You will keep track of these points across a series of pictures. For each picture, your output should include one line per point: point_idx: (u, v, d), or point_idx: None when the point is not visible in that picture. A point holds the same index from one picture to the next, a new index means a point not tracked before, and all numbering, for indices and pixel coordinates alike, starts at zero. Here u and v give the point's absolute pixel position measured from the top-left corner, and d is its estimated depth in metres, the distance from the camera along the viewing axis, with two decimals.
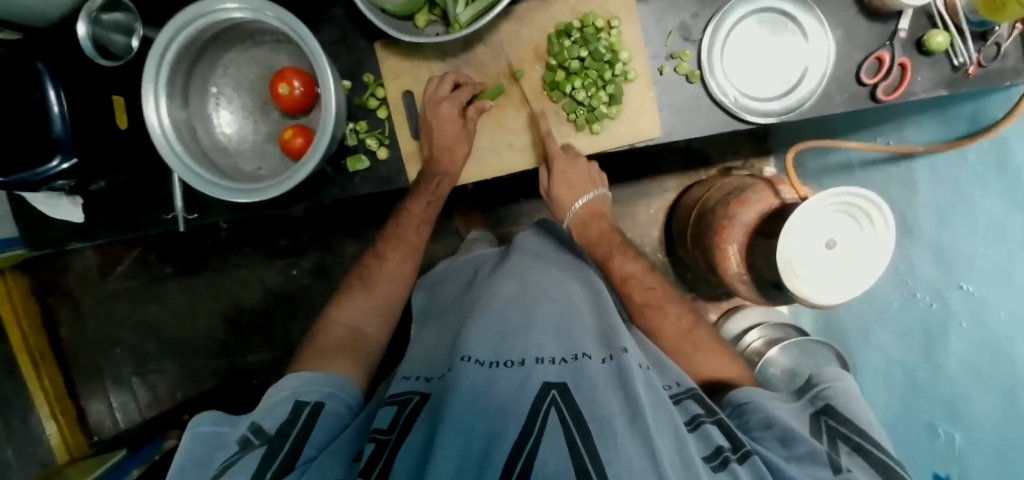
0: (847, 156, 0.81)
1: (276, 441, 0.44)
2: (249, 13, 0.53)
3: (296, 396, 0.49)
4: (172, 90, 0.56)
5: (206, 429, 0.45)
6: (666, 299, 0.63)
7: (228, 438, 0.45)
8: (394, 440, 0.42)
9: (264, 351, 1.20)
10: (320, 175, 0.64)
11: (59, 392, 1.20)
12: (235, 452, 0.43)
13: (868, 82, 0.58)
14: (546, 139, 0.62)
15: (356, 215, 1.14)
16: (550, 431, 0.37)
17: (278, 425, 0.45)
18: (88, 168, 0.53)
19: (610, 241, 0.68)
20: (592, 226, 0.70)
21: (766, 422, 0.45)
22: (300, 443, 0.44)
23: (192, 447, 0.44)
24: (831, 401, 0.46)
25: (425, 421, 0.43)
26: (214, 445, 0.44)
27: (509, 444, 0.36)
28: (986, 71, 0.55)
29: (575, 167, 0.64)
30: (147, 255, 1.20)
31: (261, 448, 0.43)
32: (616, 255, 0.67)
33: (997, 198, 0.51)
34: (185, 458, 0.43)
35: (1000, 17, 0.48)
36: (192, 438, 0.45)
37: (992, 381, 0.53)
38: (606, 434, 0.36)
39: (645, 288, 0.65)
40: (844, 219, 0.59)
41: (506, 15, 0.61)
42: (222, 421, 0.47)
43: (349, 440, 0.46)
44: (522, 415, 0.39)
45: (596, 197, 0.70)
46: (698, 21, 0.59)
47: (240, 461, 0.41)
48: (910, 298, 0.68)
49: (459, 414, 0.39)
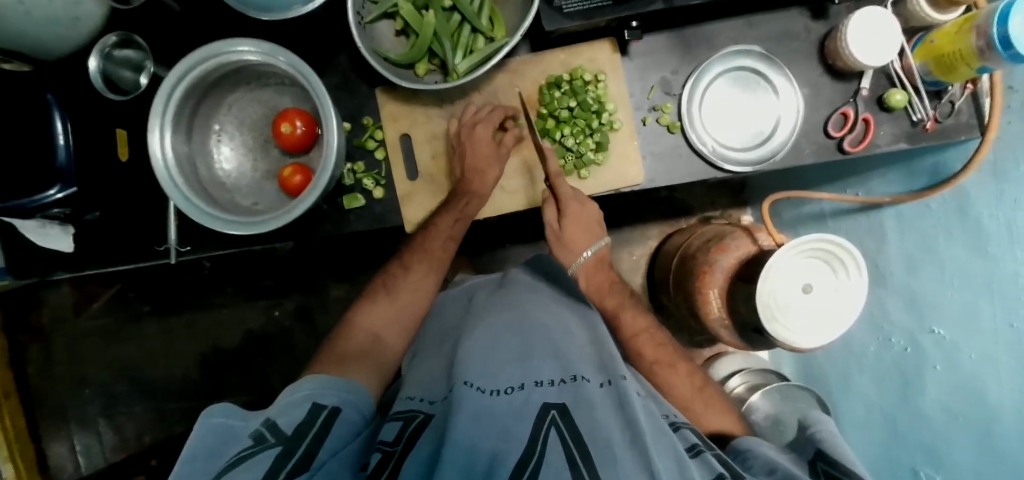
0: (818, 207, 0.85)
1: (293, 441, 0.41)
2: (259, 57, 0.55)
3: (313, 399, 0.47)
4: (177, 124, 0.57)
5: (220, 421, 0.42)
6: (662, 336, 0.64)
7: (241, 432, 0.41)
8: (399, 452, 0.43)
9: (238, 395, 1.15)
10: (317, 212, 0.65)
11: (19, 435, 1.13)
12: (248, 446, 0.39)
13: (835, 135, 0.62)
14: (557, 180, 0.63)
15: (343, 257, 1.14)
16: (551, 452, 0.37)
17: (295, 426, 0.43)
18: (83, 198, 0.56)
19: (620, 293, 0.71)
20: (598, 276, 0.70)
21: (766, 466, 0.45)
22: (315, 446, 0.42)
23: (203, 438, 0.41)
24: (823, 447, 0.49)
25: (428, 436, 0.43)
26: (226, 439, 0.41)
27: (512, 460, 0.37)
28: (943, 126, 0.60)
29: (586, 210, 0.65)
30: (126, 293, 1.17)
31: (277, 447, 0.40)
32: (626, 309, 0.69)
33: (961, 245, 0.54)
34: (194, 450, 0.40)
35: (953, 76, 0.54)
36: (204, 429, 0.41)
37: (970, 424, 0.54)
38: (605, 453, 0.37)
39: (651, 333, 0.67)
40: (822, 265, 0.61)
41: (500, 67, 0.66)
42: (237, 415, 0.43)
43: (357, 452, 0.45)
44: (523, 438, 0.39)
45: (602, 246, 0.69)
46: (678, 77, 0.64)
47: (254, 455, 0.38)
48: (885, 343, 0.69)
49: (462, 435, 0.39)
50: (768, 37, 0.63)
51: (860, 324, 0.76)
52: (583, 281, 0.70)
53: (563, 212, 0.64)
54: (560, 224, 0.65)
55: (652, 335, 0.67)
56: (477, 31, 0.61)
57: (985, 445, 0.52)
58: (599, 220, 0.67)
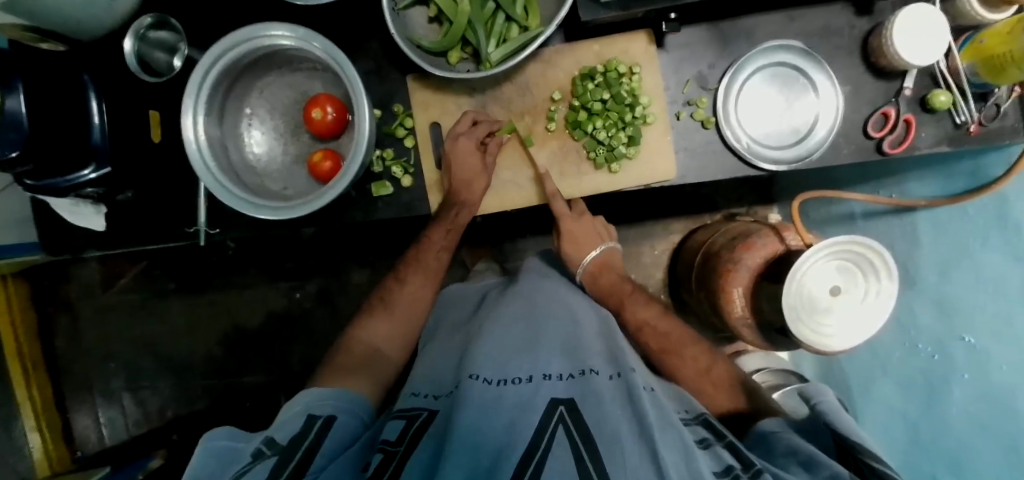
0: (850, 208, 0.84)
1: (287, 451, 0.45)
2: (294, 41, 0.55)
3: (308, 411, 0.51)
4: (210, 107, 0.58)
5: (220, 443, 0.46)
6: (689, 350, 0.63)
7: (241, 452, 0.45)
8: (401, 452, 0.43)
9: (259, 373, 1.18)
10: (344, 198, 0.66)
11: (47, 405, 1.17)
12: (247, 462, 0.43)
13: (875, 135, 0.61)
14: (546, 176, 0.65)
15: (365, 242, 1.14)
16: (557, 447, 0.38)
17: (289, 437, 0.47)
18: (117, 178, 0.58)
19: (621, 291, 0.70)
20: (603, 278, 0.71)
21: (790, 449, 0.45)
22: (310, 452, 0.46)
23: (206, 460, 0.44)
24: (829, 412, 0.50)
25: (433, 433, 0.44)
26: (227, 459, 0.44)
27: (519, 455, 0.37)
28: (987, 129, 0.58)
29: (581, 224, 0.70)
30: (151, 271, 1.19)
31: (272, 457, 0.43)
32: (628, 303, 0.68)
33: (998, 249, 0.53)
34: (199, 471, 0.43)
35: (1003, 79, 0.52)
36: (206, 451, 0.45)
37: (996, 434, 0.53)
38: (614, 450, 0.38)
39: (656, 322, 0.67)
40: (850, 267, 0.60)
41: (533, 57, 0.65)
42: (236, 437, 0.47)
43: (357, 453, 0.47)
44: (530, 430, 0.40)
45: (606, 250, 0.73)
46: (714, 71, 0.63)
47: (251, 469, 0.41)
48: (912, 349, 0.68)
49: (468, 428, 0.40)
50: (810, 32, 0.62)
51: (889, 328, 0.74)
52: (588, 285, 0.72)
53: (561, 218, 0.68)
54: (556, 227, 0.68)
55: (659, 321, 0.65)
56: (511, 20, 0.60)
57: (1009, 449, 0.51)
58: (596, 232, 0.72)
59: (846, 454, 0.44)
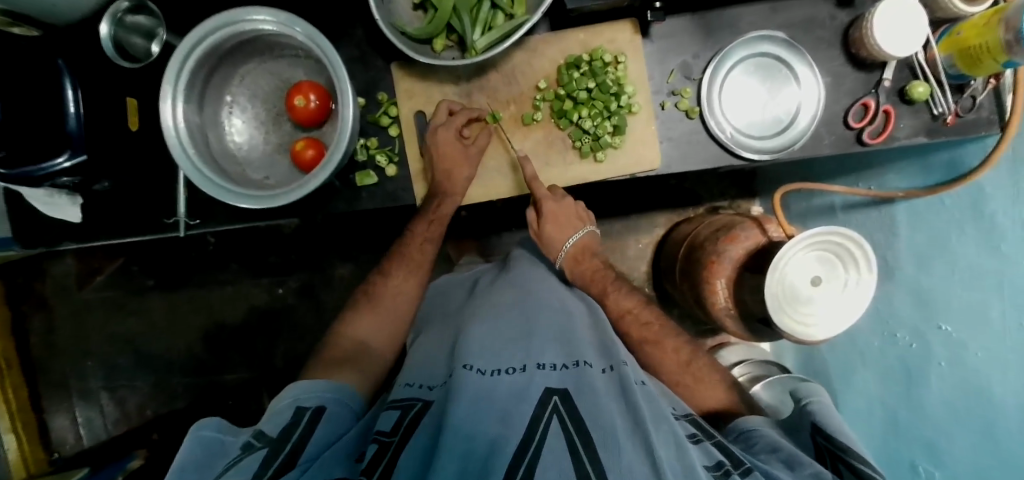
0: (830, 200, 0.85)
1: (277, 442, 0.44)
2: (275, 27, 0.54)
3: (297, 404, 0.51)
4: (189, 93, 0.57)
5: (209, 434, 0.45)
6: (670, 337, 0.65)
7: (231, 446, 0.44)
8: (397, 442, 0.43)
9: (242, 370, 1.16)
10: (328, 188, 0.65)
11: (21, 405, 1.14)
12: (236, 456, 0.42)
13: (856, 126, 0.62)
14: (533, 183, 0.64)
15: (349, 236, 1.13)
16: (553, 437, 0.38)
17: (279, 430, 0.46)
18: (93, 168, 0.54)
19: (604, 276, 0.70)
20: (583, 264, 0.71)
21: (771, 447, 0.46)
22: (301, 443, 0.45)
23: (194, 449, 0.43)
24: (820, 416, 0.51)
25: (428, 423, 0.44)
26: (217, 452, 0.43)
27: (514, 446, 0.37)
28: (962, 120, 0.59)
29: (563, 206, 0.68)
30: (130, 266, 1.16)
31: (261, 450, 0.43)
32: (611, 292, 0.68)
33: (974, 240, 0.54)
34: (187, 460, 0.42)
35: (979, 70, 0.53)
36: (195, 441, 0.44)
37: (971, 419, 0.55)
38: (609, 443, 0.37)
39: (621, 290, 0.68)
40: (829, 257, 0.60)
41: (518, 45, 0.65)
42: (227, 430, 0.46)
43: (352, 442, 0.46)
44: (525, 422, 0.40)
45: (587, 234, 0.72)
46: (698, 61, 0.63)
47: (239, 463, 0.41)
48: (891, 338, 0.69)
49: (462, 420, 0.39)
50: (793, 23, 0.62)
51: (867, 319, 0.76)
52: (569, 267, 0.71)
53: (541, 212, 0.67)
54: (539, 223, 0.69)
55: (640, 316, 0.66)
56: (496, 8, 0.59)
57: (987, 438, 0.53)
58: (577, 214, 0.71)
59: (834, 459, 0.45)
